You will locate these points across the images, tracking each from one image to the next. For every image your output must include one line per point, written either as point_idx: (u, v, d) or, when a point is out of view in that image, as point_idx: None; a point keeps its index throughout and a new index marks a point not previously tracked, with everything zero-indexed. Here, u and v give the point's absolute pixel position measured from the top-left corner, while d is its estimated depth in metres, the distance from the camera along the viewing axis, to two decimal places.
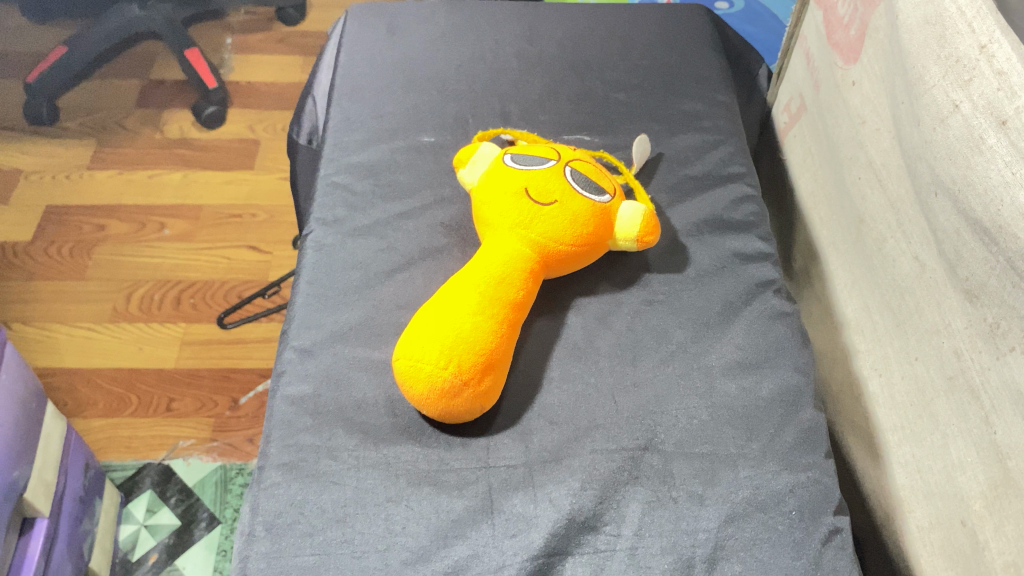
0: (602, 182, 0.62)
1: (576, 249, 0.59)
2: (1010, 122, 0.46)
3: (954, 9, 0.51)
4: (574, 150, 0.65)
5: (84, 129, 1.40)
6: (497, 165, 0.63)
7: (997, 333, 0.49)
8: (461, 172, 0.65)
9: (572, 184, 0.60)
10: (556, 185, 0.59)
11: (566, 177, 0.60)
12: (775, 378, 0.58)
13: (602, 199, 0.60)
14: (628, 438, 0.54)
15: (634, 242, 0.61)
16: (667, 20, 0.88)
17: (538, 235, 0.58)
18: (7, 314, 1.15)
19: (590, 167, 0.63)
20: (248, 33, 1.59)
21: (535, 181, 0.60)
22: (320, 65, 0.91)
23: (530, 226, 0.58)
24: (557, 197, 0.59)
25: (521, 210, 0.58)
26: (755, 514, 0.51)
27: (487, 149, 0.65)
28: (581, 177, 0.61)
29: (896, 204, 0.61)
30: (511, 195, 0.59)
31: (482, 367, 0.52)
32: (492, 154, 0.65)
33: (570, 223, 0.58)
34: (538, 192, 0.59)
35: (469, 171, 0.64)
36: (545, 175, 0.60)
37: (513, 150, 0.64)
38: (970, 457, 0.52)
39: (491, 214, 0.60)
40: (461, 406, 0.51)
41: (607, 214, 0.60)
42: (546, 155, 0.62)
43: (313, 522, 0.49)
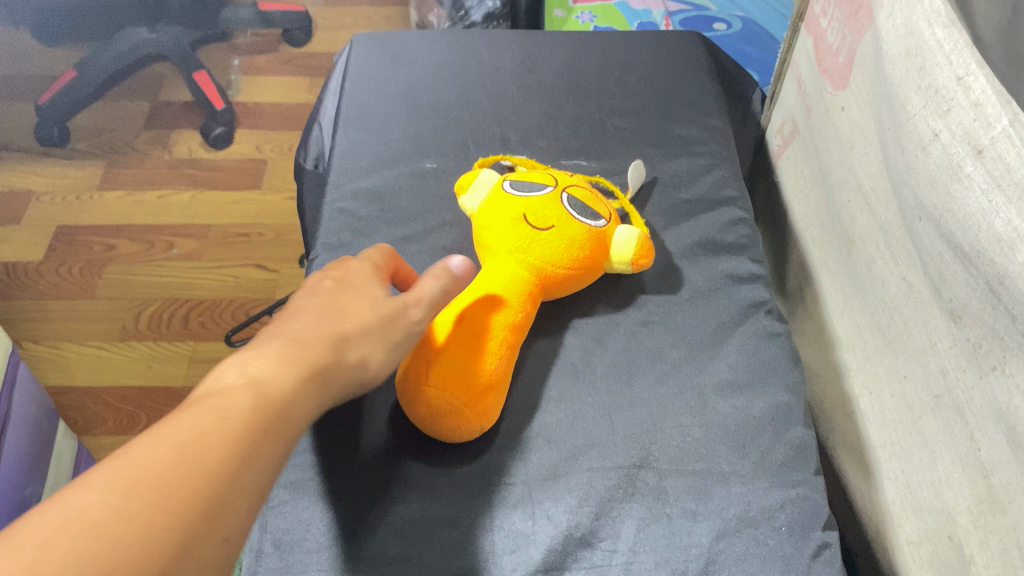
0: (598, 208, 0.64)
1: (573, 271, 0.61)
2: (987, 151, 0.48)
3: (933, 42, 0.53)
4: (571, 176, 0.68)
5: (94, 151, 1.43)
6: (496, 191, 0.65)
7: (980, 352, 0.50)
8: (461, 197, 0.68)
9: (569, 210, 0.62)
10: (553, 211, 0.62)
11: (562, 203, 0.62)
12: (766, 397, 0.59)
13: (599, 223, 0.62)
14: (624, 455, 0.56)
15: (630, 264, 0.63)
16: (662, 46, 0.91)
17: (536, 259, 0.60)
18: (19, 333, 1.18)
19: (587, 193, 0.65)
20: (254, 55, 1.62)
21: (533, 207, 0.62)
22: (326, 91, 0.94)
23: (528, 251, 0.60)
24: (554, 223, 0.61)
25: (520, 235, 0.60)
26: (746, 529, 0.52)
27: (487, 175, 0.67)
28: (577, 203, 0.63)
29: (884, 227, 0.63)
30: (510, 220, 0.61)
31: (482, 389, 0.54)
32: (490, 180, 0.67)
33: (566, 247, 0.60)
34: (536, 218, 0.61)
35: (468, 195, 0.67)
36: (543, 201, 0.62)
37: (511, 176, 0.66)
38: (957, 473, 0.54)
39: (490, 239, 0.62)
40: (462, 427, 0.53)
41: (604, 238, 0.62)
42: (544, 181, 0.65)
43: (319, 539, 0.51)
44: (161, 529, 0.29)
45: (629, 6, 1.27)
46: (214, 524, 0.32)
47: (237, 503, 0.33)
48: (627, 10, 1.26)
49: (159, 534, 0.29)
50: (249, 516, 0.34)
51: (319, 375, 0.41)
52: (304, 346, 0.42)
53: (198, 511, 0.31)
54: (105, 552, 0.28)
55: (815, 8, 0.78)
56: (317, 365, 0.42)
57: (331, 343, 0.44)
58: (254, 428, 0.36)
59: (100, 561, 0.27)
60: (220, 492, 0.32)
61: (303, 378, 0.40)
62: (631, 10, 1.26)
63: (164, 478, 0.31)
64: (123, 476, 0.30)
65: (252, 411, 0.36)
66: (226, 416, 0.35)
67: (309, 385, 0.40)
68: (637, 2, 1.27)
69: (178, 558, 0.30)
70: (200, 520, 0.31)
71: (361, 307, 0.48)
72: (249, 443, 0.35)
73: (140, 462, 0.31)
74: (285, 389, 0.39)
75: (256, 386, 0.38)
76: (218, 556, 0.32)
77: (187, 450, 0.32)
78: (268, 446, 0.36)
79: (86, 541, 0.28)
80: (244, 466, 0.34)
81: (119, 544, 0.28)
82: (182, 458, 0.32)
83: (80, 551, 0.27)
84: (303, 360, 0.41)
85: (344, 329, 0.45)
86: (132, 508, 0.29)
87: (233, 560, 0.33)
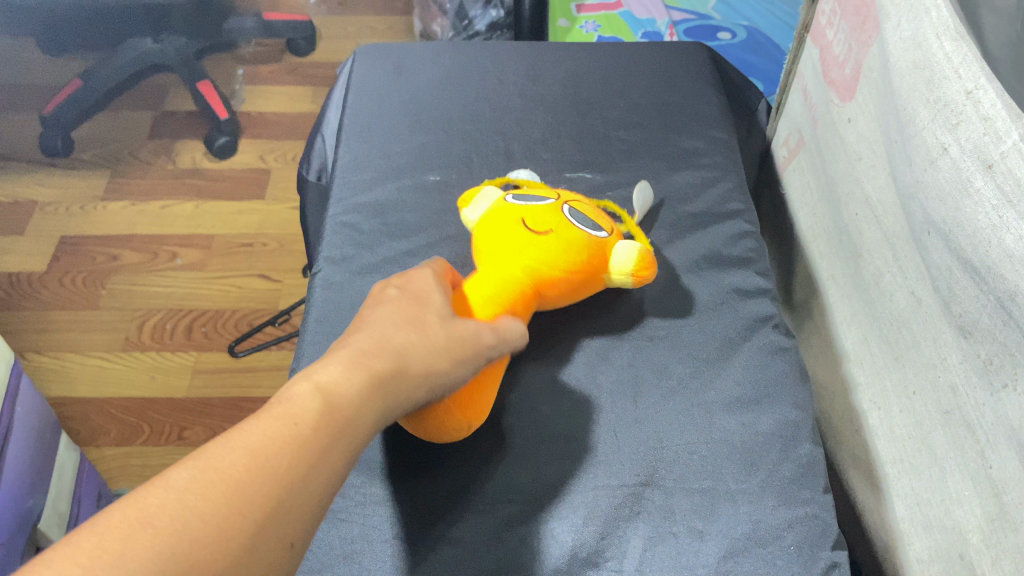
0: (600, 221, 0.64)
1: (568, 276, 0.60)
2: (996, 166, 0.47)
3: (942, 56, 0.53)
4: (576, 194, 0.68)
5: (98, 161, 1.43)
6: (499, 202, 0.65)
7: (990, 369, 0.49)
8: (464, 208, 0.67)
9: (570, 219, 0.62)
10: (553, 217, 0.61)
11: (563, 212, 0.62)
12: (773, 414, 0.59)
13: (600, 233, 0.61)
14: (629, 474, 0.55)
15: (631, 276, 0.62)
16: (667, 58, 0.90)
17: (533, 261, 0.59)
18: (23, 344, 1.17)
19: (589, 207, 0.65)
20: (258, 65, 1.62)
21: (533, 214, 0.61)
22: (330, 102, 0.93)
23: (525, 253, 0.59)
24: (553, 229, 0.60)
25: (518, 239, 0.60)
26: (754, 549, 0.52)
27: (490, 189, 0.67)
28: (579, 213, 0.62)
29: (892, 240, 0.63)
30: (509, 226, 0.61)
31: (469, 392, 0.52)
32: (494, 194, 0.67)
33: (562, 250, 0.59)
34: (535, 223, 0.61)
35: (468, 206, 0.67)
36: (543, 209, 0.62)
37: (515, 190, 0.66)
38: (968, 491, 0.53)
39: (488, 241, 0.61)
40: (447, 425, 0.52)
41: (604, 249, 0.61)
42: (546, 195, 0.65)
43: (321, 559, 0.51)
44: (230, 535, 0.29)
45: (633, 15, 1.26)
46: (280, 530, 0.31)
47: (306, 511, 0.33)
48: (632, 19, 1.26)
49: (229, 538, 0.29)
50: (314, 521, 0.33)
51: (389, 382, 0.40)
52: (375, 354, 0.41)
53: (267, 519, 0.31)
54: (176, 555, 0.27)
55: (820, 19, 0.77)
56: (387, 373, 0.40)
57: (401, 351, 0.42)
58: (324, 433, 0.35)
59: (171, 564, 0.27)
60: (289, 498, 0.32)
61: (375, 380, 0.39)
62: (635, 19, 1.26)
63: (236, 485, 0.30)
64: (197, 480, 0.30)
65: (323, 417, 0.35)
66: (299, 422, 0.34)
67: (379, 387, 0.39)
68: (641, 11, 1.26)
69: (243, 561, 0.29)
70: (268, 526, 0.31)
71: (432, 320, 0.46)
72: (320, 446, 0.34)
73: (213, 466, 0.31)
74: (354, 393, 0.38)
75: (325, 392, 0.37)
76: (283, 563, 0.31)
77: (260, 455, 0.32)
78: (336, 448, 0.35)
79: (158, 542, 0.27)
80: (314, 472, 0.33)
81: (188, 547, 0.28)
82: (254, 463, 0.32)
83: (152, 552, 0.27)
84: (373, 366, 0.40)
85: (412, 339, 0.44)
86: (205, 511, 0.29)
87: (295, 567, 0.32)
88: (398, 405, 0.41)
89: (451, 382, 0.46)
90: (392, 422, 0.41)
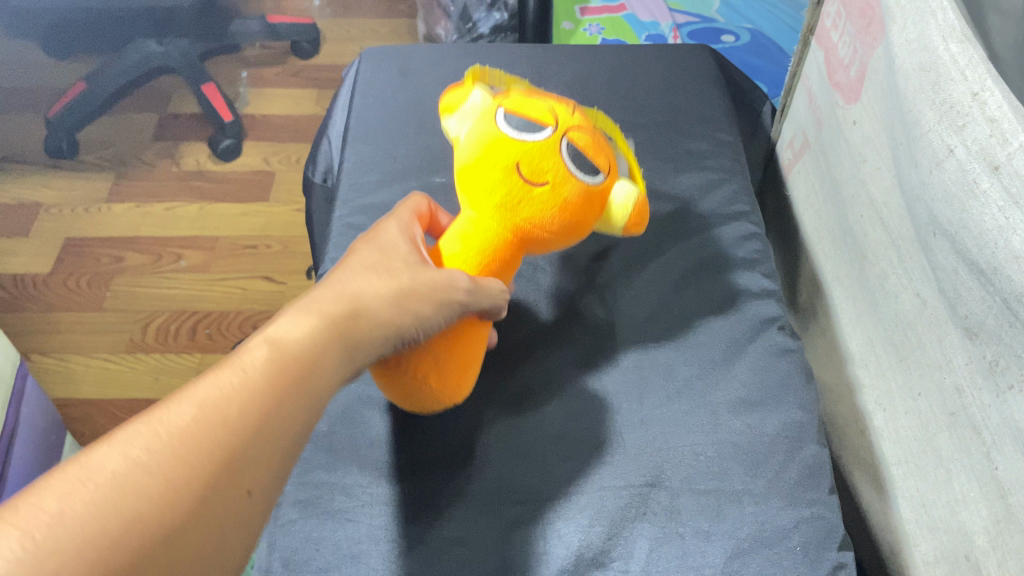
0: (601, 157, 0.55)
1: (559, 235, 0.55)
2: (1003, 167, 0.47)
3: (947, 57, 0.53)
4: (573, 109, 0.57)
5: (102, 163, 1.43)
6: (486, 124, 0.54)
7: (996, 371, 0.49)
8: (445, 114, 0.61)
9: (569, 162, 0.53)
10: (550, 161, 0.52)
11: (561, 152, 0.53)
12: (779, 415, 0.59)
13: (601, 177, 0.55)
14: (635, 474, 0.55)
15: (623, 224, 0.57)
16: (671, 60, 0.90)
17: (524, 219, 0.53)
18: (27, 345, 1.17)
19: (589, 139, 0.55)
20: (262, 68, 1.63)
21: (527, 153, 0.52)
22: (335, 104, 0.94)
23: (516, 210, 0.53)
24: (550, 177, 0.52)
25: (510, 187, 0.53)
26: (760, 550, 0.52)
27: (476, 100, 0.58)
28: (577, 154, 0.53)
29: (897, 242, 0.63)
30: (500, 167, 0.53)
31: (458, 373, 0.52)
32: (480, 107, 0.57)
33: (558, 209, 0.53)
34: (530, 167, 0.52)
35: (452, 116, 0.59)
36: (538, 148, 0.52)
37: (504, 107, 0.55)
38: (973, 492, 0.53)
39: (473, 181, 0.54)
40: (435, 404, 0.53)
41: (604, 195, 0.55)
42: (541, 120, 0.54)
43: (328, 559, 0.51)
44: (179, 487, 0.29)
45: (637, 17, 1.27)
46: (235, 483, 0.31)
47: (260, 462, 0.33)
48: (635, 22, 1.26)
49: (178, 490, 0.29)
50: (272, 477, 0.33)
51: (346, 332, 0.40)
52: (332, 303, 0.40)
53: (218, 469, 0.30)
54: (122, 508, 0.27)
55: (825, 21, 0.77)
56: (344, 321, 0.40)
57: (362, 299, 0.42)
58: (276, 384, 0.35)
59: (117, 518, 0.27)
60: (243, 451, 0.32)
61: (334, 332, 0.39)
62: (639, 22, 1.26)
63: (185, 437, 0.30)
64: (144, 435, 0.30)
65: (276, 368, 0.35)
66: (250, 375, 0.34)
67: (338, 338, 0.39)
68: (645, 13, 1.26)
69: (196, 514, 0.29)
70: (220, 476, 0.30)
71: (399, 267, 0.46)
72: (275, 399, 0.34)
73: (161, 420, 0.31)
74: (311, 344, 0.37)
75: (277, 345, 0.36)
76: (239, 513, 0.31)
77: (210, 408, 0.32)
78: (293, 402, 0.35)
79: (102, 500, 0.27)
80: (267, 423, 0.33)
81: (135, 499, 0.28)
82: (203, 416, 0.31)
83: (96, 506, 0.27)
84: (329, 317, 0.39)
85: (372, 286, 0.43)
86: (152, 463, 0.29)
87: (253, 517, 0.32)
88: (357, 353, 0.41)
89: (422, 328, 0.45)
90: (354, 371, 0.41)
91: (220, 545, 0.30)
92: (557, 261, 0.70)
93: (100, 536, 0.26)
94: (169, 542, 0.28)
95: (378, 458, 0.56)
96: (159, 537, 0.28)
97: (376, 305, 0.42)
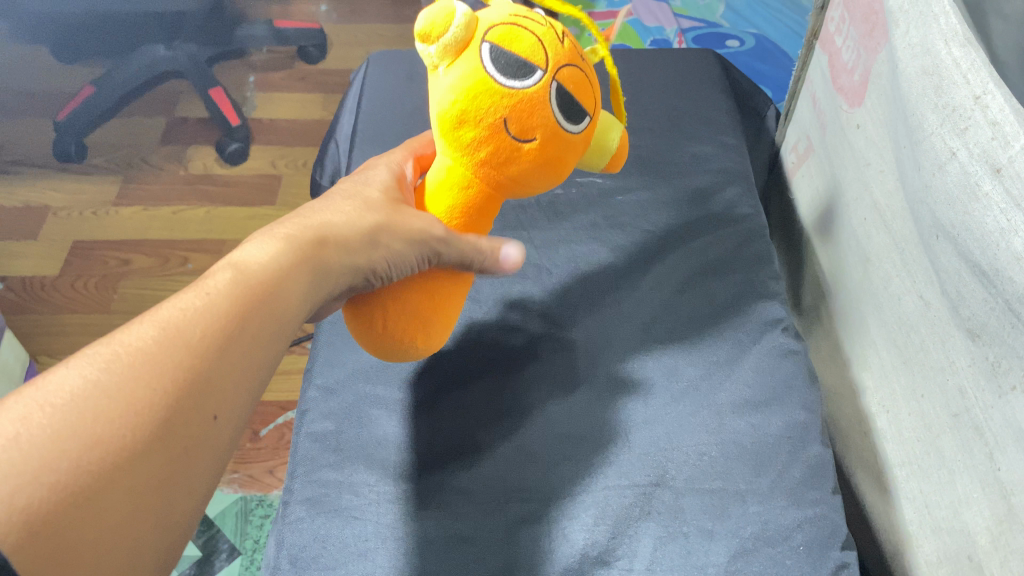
0: (588, 93, 0.50)
1: (542, 184, 0.53)
2: (1005, 170, 0.48)
3: (950, 61, 0.53)
4: (556, 31, 0.50)
5: (111, 167, 1.45)
6: (470, 67, 0.48)
7: (999, 372, 0.50)
8: (415, 27, 0.48)
9: (559, 111, 0.48)
10: (541, 115, 0.48)
11: (551, 102, 0.48)
12: (784, 415, 0.59)
13: (587, 118, 0.51)
14: (640, 474, 0.56)
15: (603, 158, 0.55)
16: (675, 65, 0.91)
17: (508, 175, 0.51)
18: (35, 346, 1.18)
19: (576, 72, 0.50)
20: (270, 72, 1.64)
21: (517, 109, 0.47)
22: (343, 108, 0.95)
23: (501, 168, 0.50)
24: (540, 132, 0.48)
25: (498, 146, 0.49)
26: (764, 549, 0.52)
27: (459, 25, 0.47)
28: (566, 100, 0.49)
29: (901, 245, 0.63)
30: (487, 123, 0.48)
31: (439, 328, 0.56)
32: (463, 38, 0.48)
33: (546, 165, 0.50)
34: (520, 124, 0.48)
35: (429, 38, 0.48)
36: (528, 101, 0.47)
37: (489, 44, 0.47)
38: (976, 493, 0.53)
39: (455, 133, 0.49)
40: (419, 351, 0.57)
41: (589, 137, 0.52)
42: (530, 59, 0.47)
43: (335, 556, 0.52)
44: (140, 408, 0.32)
45: (641, 23, 1.27)
46: (199, 406, 0.35)
47: (220, 387, 0.36)
48: (640, 27, 1.27)
49: (139, 411, 0.32)
50: (234, 405, 0.37)
51: (310, 260, 0.44)
52: (296, 241, 0.44)
53: (177, 391, 0.34)
54: (83, 427, 0.30)
55: (829, 26, 0.78)
56: (308, 255, 0.44)
57: (326, 236, 0.46)
58: (235, 311, 0.39)
59: (78, 437, 0.30)
60: (205, 375, 0.35)
61: (296, 265, 0.43)
62: (644, 28, 1.27)
63: (144, 360, 0.34)
64: (103, 358, 0.33)
65: (234, 298, 0.39)
66: (210, 303, 0.38)
67: (299, 271, 0.43)
68: (649, 19, 1.27)
69: (160, 432, 0.32)
70: (180, 397, 0.34)
71: (364, 210, 0.50)
72: (236, 330, 0.38)
73: (123, 343, 0.34)
74: (271, 275, 0.42)
75: (239, 276, 0.41)
76: (203, 435, 0.35)
77: (169, 332, 0.36)
78: (251, 333, 0.39)
79: (69, 417, 0.30)
80: (225, 351, 0.37)
81: (95, 419, 0.31)
82: (163, 339, 0.35)
83: (59, 426, 0.30)
84: (293, 250, 0.44)
85: (337, 225, 0.48)
86: (111, 384, 0.32)
87: (219, 437, 0.36)
88: (322, 282, 0.45)
89: (389, 266, 0.49)
90: (317, 301, 0.45)
91: (184, 469, 0.33)
92: (563, 263, 0.71)
93: (58, 459, 0.29)
94: (133, 458, 0.31)
95: (385, 458, 0.57)
96: (124, 450, 0.31)
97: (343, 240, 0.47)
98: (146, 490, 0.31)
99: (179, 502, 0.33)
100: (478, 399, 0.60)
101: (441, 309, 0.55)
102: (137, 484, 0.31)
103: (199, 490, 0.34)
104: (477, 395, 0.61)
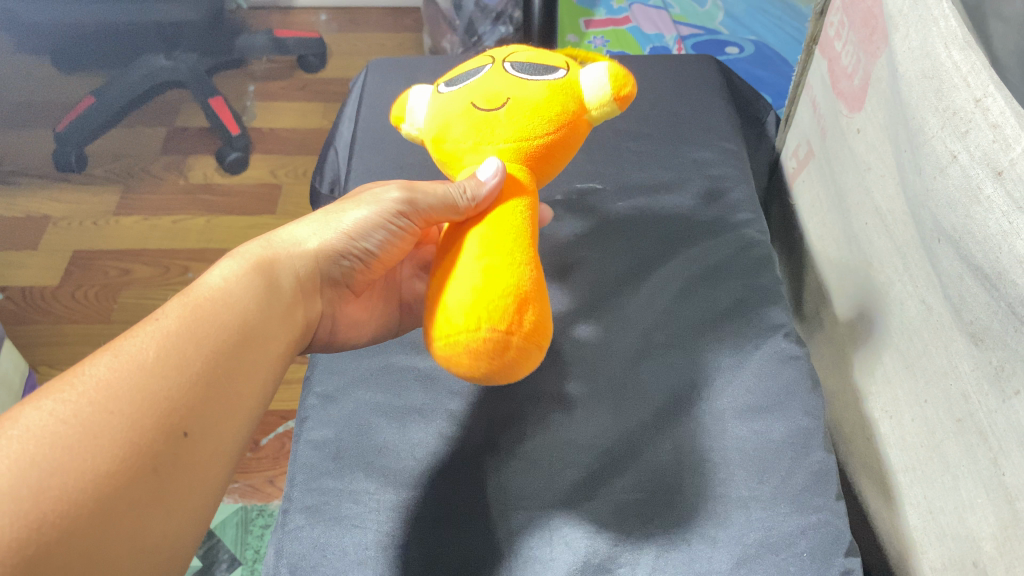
0: (549, 61, 0.56)
1: (550, 134, 0.53)
2: (1006, 172, 0.47)
3: (950, 64, 0.53)
4: (511, 48, 0.60)
5: (111, 176, 1.44)
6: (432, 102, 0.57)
7: (1003, 376, 0.49)
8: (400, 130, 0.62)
9: (520, 75, 0.54)
10: (502, 86, 0.53)
11: (508, 74, 0.55)
12: (787, 420, 0.58)
13: (558, 73, 0.55)
14: (643, 483, 0.56)
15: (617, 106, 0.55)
16: (676, 72, 0.91)
17: (508, 145, 0.53)
18: (36, 356, 1.17)
19: (534, 57, 0.57)
20: (270, 81, 1.64)
21: (478, 94, 0.54)
22: (343, 116, 0.95)
23: (496, 140, 0.53)
24: (506, 95, 0.53)
25: (479, 129, 0.53)
26: (767, 555, 0.51)
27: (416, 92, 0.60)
28: (526, 69, 0.55)
29: (903, 249, 0.63)
30: (462, 122, 0.54)
31: (520, 302, 0.44)
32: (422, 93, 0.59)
33: (537, 113, 0.52)
34: (487, 99, 0.53)
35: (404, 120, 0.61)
36: (488, 85, 0.54)
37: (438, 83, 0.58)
38: (980, 498, 0.52)
39: (446, 145, 0.55)
40: (516, 352, 0.44)
41: (576, 83, 0.55)
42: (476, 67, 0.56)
43: (336, 564, 0.52)
44: (99, 434, 0.35)
45: (641, 30, 1.28)
46: (168, 421, 0.38)
47: (189, 406, 0.39)
48: (640, 34, 1.27)
49: (98, 435, 0.35)
50: (202, 419, 0.39)
51: (262, 262, 0.49)
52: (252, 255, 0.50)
53: (137, 412, 0.37)
54: (42, 457, 0.34)
55: (828, 31, 0.78)
56: (263, 260, 0.49)
57: (278, 250, 0.51)
58: (188, 332, 0.42)
59: (39, 469, 0.33)
60: (167, 400, 0.38)
61: (247, 270, 0.48)
62: (643, 35, 1.27)
63: (102, 389, 0.37)
64: (61, 395, 0.37)
65: (185, 318, 0.43)
66: (161, 330, 0.41)
67: (250, 274, 0.48)
68: (649, 26, 1.28)
69: (121, 455, 0.35)
70: (141, 418, 0.37)
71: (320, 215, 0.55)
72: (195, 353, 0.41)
73: (82, 377, 0.38)
74: (221, 288, 0.46)
75: (192, 300, 0.44)
76: (178, 451, 0.38)
77: (124, 359, 0.39)
78: (210, 349, 0.42)
79: (25, 450, 0.33)
80: (186, 371, 0.40)
81: (54, 450, 0.34)
82: (118, 366, 0.38)
83: (22, 459, 0.33)
84: (242, 262, 0.48)
85: (293, 236, 0.53)
86: (69, 414, 0.36)
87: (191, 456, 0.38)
88: (289, 286, 0.50)
89: (357, 243, 0.53)
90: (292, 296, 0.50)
91: (158, 483, 0.36)
92: (563, 269, 0.71)
93: (17, 490, 0.32)
94: (95, 482, 0.34)
95: (387, 466, 0.57)
96: (83, 473, 0.34)
97: (302, 249, 0.52)
98: (118, 504, 0.34)
99: (158, 523, 0.36)
100: (477, 407, 0.60)
101: (495, 282, 0.44)
102: (105, 503, 0.34)
103: (182, 511, 0.37)
104: (478, 402, 0.61)
